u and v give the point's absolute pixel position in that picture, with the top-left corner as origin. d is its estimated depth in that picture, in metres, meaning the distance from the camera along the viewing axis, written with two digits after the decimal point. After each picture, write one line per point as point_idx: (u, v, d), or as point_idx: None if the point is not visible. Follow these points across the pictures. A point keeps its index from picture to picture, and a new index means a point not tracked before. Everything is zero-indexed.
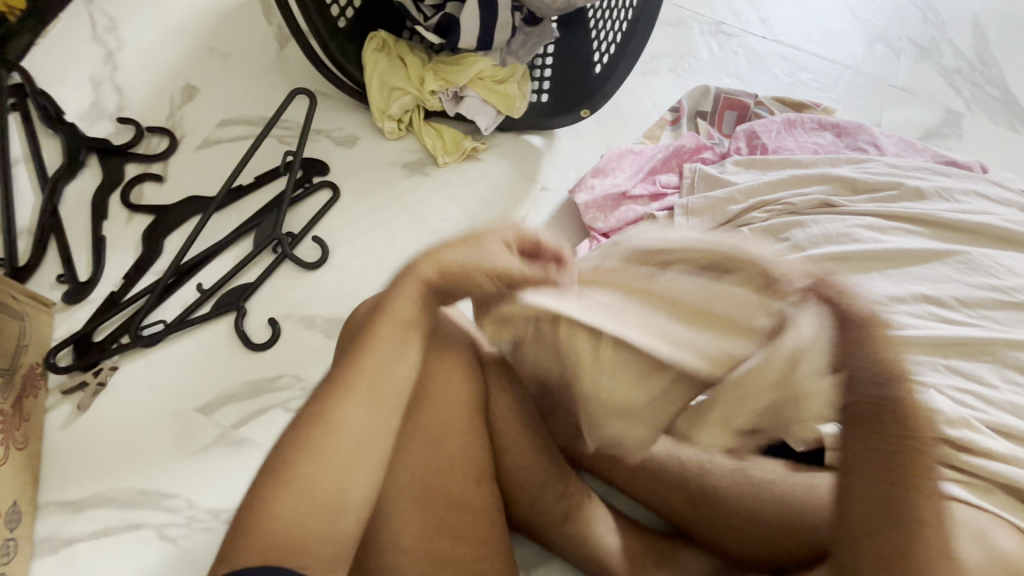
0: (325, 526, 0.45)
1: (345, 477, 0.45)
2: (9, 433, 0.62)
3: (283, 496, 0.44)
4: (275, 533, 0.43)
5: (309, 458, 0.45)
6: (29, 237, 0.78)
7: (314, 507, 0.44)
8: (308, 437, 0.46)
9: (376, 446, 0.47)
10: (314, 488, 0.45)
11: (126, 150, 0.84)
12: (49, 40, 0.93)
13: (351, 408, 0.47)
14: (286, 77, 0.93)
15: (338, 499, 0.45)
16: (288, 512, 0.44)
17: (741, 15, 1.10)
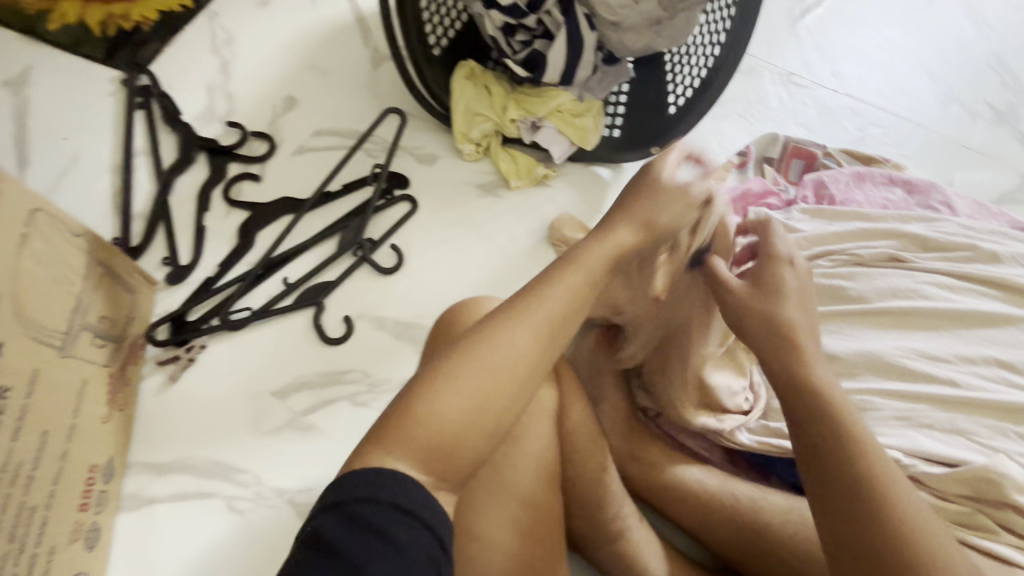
0: (468, 441, 0.47)
1: (502, 397, 0.48)
2: (114, 394, 0.67)
3: (445, 398, 0.46)
4: (429, 435, 0.45)
5: (473, 369, 0.47)
6: (142, 221, 0.86)
7: (470, 415, 0.47)
8: (467, 350, 0.48)
9: (528, 375, 0.49)
10: (472, 396, 0.47)
11: (231, 151, 0.92)
12: (174, 48, 1.04)
13: (516, 331, 0.50)
14: (377, 96, 1.01)
15: (489, 417, 0.47)
16: (451, 411, 0.46)
17: (812, 67, 1.12)
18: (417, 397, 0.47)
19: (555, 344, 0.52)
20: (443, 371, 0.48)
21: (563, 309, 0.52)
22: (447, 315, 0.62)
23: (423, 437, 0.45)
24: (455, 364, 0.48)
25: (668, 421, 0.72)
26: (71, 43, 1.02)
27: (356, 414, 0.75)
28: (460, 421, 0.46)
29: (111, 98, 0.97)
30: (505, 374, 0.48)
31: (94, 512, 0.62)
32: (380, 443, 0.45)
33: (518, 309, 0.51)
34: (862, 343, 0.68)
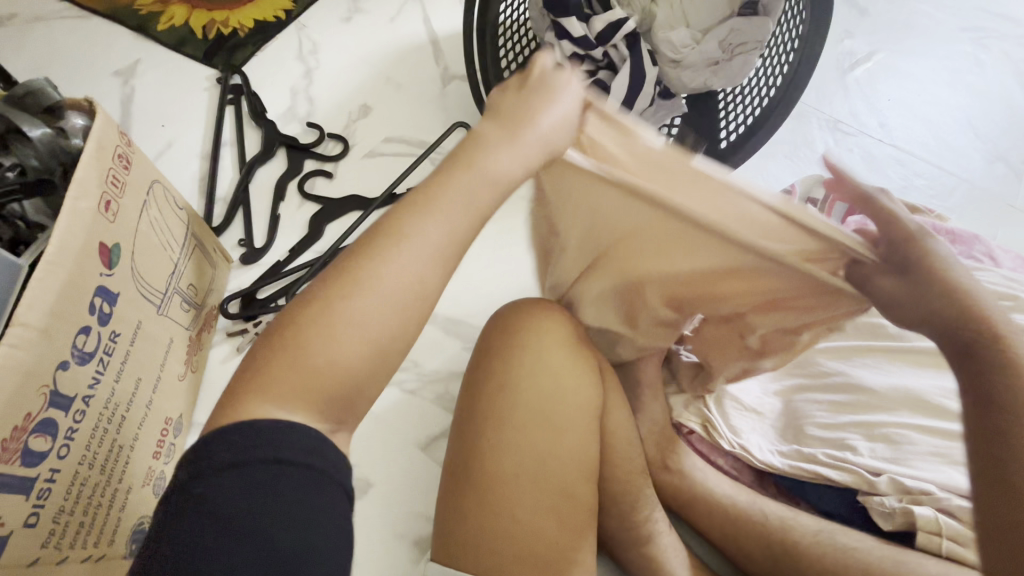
0: (360, 373, 0.41)
1: (402, 326, 0.42)
2: (190, 356, 0.73)
3: (333, 341, 0.41)
4: (305, 381, 0.40)
5: (365, 303, 0.41)
6: (223, 205, 0.94)
7: (367, 353, 0.42)
8: (351, 279, 0.42)
9: (411, 292, 0.42)
10: (352, 331, 0.41)
11: (309, 148, 1.00)
12: (265, 53, 1.14)
13: (409, 251, 0.43)
14: (444, 111, 1.09)
15: (391, 350, 0.42)
16: (340, 359, 0.41)
17: (859, 117, 1.16)
18: (279, 347, 0.41)
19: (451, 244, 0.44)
20: (323, 305, 0.41)
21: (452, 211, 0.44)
22: (506, 309, 0.65)
23: (312, 389, 0.40)
24: (325, 307, 0.41)
25: (701, 438, 0.77)
26: (176, 42, 1.13)
27: (402, 401, 0.79)
28: (342, 358, 0.41)
29: (205, 93, 1.07)
30: (402, 299, 0.42)
31: (163, 462, 0.67)
32: (254, 399, 0.40)
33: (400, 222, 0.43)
34: (899, 380, 0.68)
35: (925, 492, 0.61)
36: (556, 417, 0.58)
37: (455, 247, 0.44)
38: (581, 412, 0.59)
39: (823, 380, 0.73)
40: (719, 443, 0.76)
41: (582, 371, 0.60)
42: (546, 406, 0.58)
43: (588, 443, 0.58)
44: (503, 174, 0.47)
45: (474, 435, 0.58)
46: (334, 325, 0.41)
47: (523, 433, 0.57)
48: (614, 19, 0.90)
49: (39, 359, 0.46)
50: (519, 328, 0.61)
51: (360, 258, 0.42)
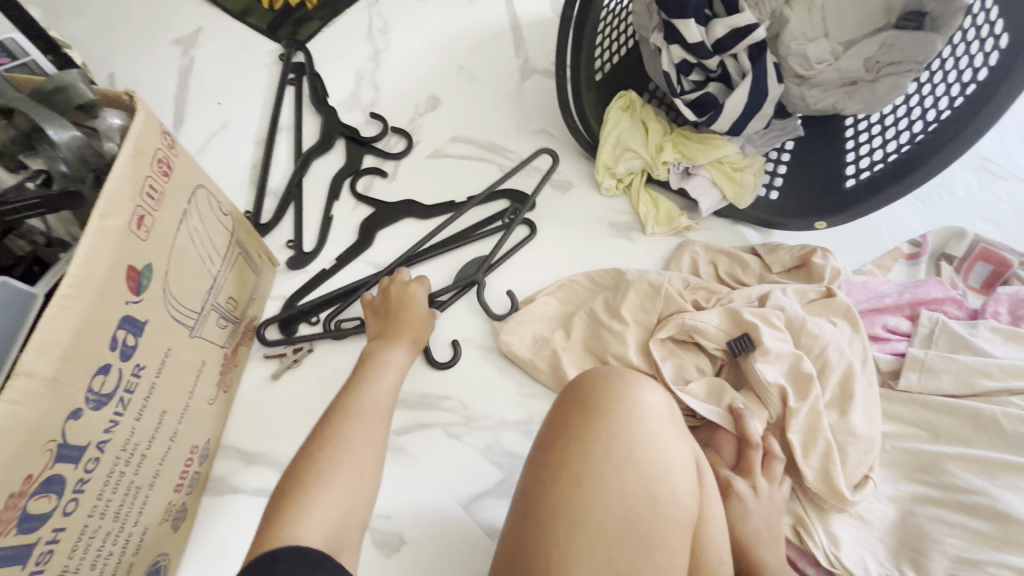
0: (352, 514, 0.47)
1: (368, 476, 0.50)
2: (224, 375, 0.67)
3: (318, 487, 0.47)
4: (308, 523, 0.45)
5: (341, 453, 0.50)
6: (274, 198, 0.87)
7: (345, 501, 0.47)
8: (325, 434, 0.51)
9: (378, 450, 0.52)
10: (342, 477, 0.48)
11: (370, 142, 0.91)
12: (333, 29, 1.04)
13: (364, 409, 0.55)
14: (520, 111, 0.97)
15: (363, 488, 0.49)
16: (328, 500, 0.47)
17: (1012, 156, 0.97)
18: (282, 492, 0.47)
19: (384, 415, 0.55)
20: (306, 457, 0.49)
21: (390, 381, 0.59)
22: (586, 380, 0.53)
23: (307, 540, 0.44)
24: (313, 450, 0.50)
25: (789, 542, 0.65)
26: (241, 12, 1.05)
27: (445, 446, 0.71)
28: (337, 503, 0.47)
29: (266, 70, 0.99)
30: (370, 445, 0.52)
31: (185, 494, 0.61)
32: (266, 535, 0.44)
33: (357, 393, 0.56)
34: None
35: None
36: (642, 528, 0.46)
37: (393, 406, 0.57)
38: (673, 525, 0.47)
39: (955, 496, 0.61)
40: (811, 550, 0.64)
41: (676, 472, 0.49)
42: (632, 515, 0.46)
43: (677, 564, 0.46)
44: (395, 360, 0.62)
45: (537, 536, 0.46)
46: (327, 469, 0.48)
47: (602, 545, 0.45)
48: (741, 24, 0.74)
49: (46, 414, 0.40)
50: (605, 406, 0.50)
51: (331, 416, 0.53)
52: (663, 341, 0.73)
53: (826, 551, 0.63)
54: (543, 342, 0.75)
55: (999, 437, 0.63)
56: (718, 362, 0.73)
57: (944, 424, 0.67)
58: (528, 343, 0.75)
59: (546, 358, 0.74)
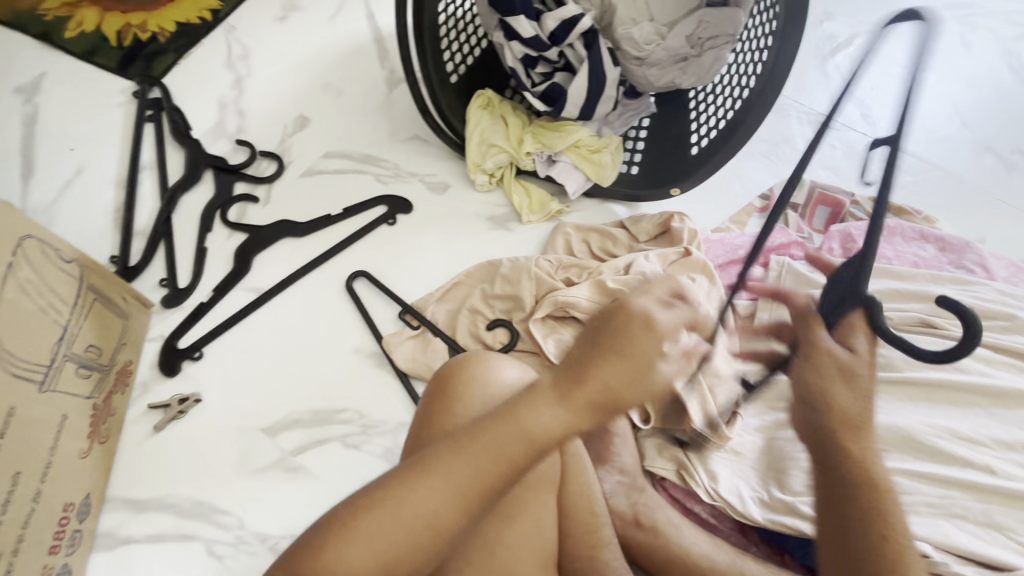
0: None
1: (410, 558, 0.46)
2: (97, 427, 0.64)
3: (358, 545, 0.45)
4: None
5: (390, 520, 0.45)
6: (142, 238, 0.84)
7: (376, 566, 0.45)
8: (387, 495, 0.46)
9: (440, 537, 0.46)
10: (386, 545, 0.45)
11: (238, 170, 0.90)
12: (190, 60, 1.02)
13: (434, 487, 0.46)
14: (391, 119, 0.98)
15: (402, 558, 0.45)
16: (363, 558, 0.44)
17: (841, 109, 1.09)
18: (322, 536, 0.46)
19: (468, 502, 0.47)
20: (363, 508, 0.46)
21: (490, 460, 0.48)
22: (447, 370, 0.56)
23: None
24: (358, 515, 0.46)
25: (675, 485, 0.70)
26: (86, 52, 1.01)
27: (345, 457, 0.71)
28: (366, 563, 0.45)
29: (120, 109, 0.95)
30: (419, 532, 0.46)
31: (65, 554, 0.59)
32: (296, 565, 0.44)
33: (450, 457, 0.48)
34: (890, 418, 0.63)
35: (925, 555, 0.54)
36: (503, 503, 0.51)
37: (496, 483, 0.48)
38: (531, 490, 0.51)
39: None
40: (696, 490, 0.68)
41: None
42: (491, 488, 0.50)
43: (539, 525, 0.52)
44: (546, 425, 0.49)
45: None
46: (371, 527, 0.45)
47: (468, 521, 0.50)
48: (568, 16, 0.79)
49: None
50: (460, 392, 0.54)
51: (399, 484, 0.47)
52: (543, 320, 0.77)
53: (709, 489, 0.67)
54: (432, 340, 0.77)
55: None
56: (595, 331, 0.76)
57: None
58: (417, 344, 0.77)
59: (435, 355, 0.76)
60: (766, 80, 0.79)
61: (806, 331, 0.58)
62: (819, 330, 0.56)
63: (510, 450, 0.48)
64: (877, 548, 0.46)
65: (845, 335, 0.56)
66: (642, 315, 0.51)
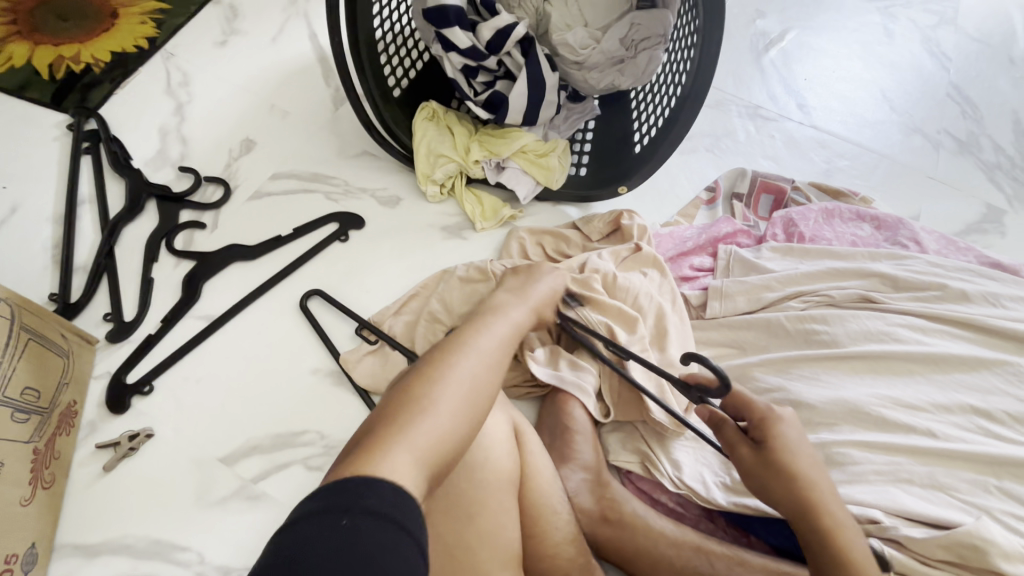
0: (458, 440, 0.44)
1: (482, 408, 0.46)
2: (39, 472, 0.62)
3: (430, 407, 0.43)
4: (421, 448, 0.41)
5: (456, 381, 0.46)
6: (84, 273, 0.82)
7: (459, 415, 0.44)
8: (419, 388, 0.45)
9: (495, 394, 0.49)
10: (459, 398, 0.45)
11: (182, 197, 0.88)
12: (127, 89, 1.00)
13: (480, 346, 0.50)
14: (339, 137, 0.98)
15: (475, 411, 0.46)
16: (443, 422, 0.43)
17: (778, 101, 1.14)
18: (381, 419, 0.43)
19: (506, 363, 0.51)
20: (402, 408, 0.44)
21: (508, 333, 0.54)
22: None
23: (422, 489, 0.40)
24: (415, 388, 0.45)
25: (642, 477, 0.70)
26: (17, 87, 0.98)
27: (309, 480, 0.70)
28: (445, 421, 0.43)
29: (56, 143, 0.93)
30: (480, 383, 0.47)
31: None
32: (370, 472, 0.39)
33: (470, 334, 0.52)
34: (838, 392, 0.65)
35: (874, 520, 0.56)
36: (466, 502, 0.49)
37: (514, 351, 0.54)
38: (492, 490, 0.50)
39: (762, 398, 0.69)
40: (661, 480, 0.69)
41: (489, 440, 0.52)
42: (453, 489, 0.49)
43: (503, 524, 0.50)
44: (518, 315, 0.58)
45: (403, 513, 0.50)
46: (436, 388, 0.45)
47: (429, 524, 0.49)
48: (501, 25, 0.81)
49: None
50: None
51: (421, 380, 0.46)
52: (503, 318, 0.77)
53: (674, 479, 0.67)
54: (391, 354, 0.77)
55: (788, 338, 0.73)
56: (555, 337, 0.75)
57: (747, 338, 0.75)
58: (376, 360, 0.76)
59: (395, 368, 0.76)
60: (694, 79, 0.82)
61: (751, 417, 0.57)
62: (768, 425, 0.55)
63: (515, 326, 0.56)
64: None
65: (767, 432, 0.55)
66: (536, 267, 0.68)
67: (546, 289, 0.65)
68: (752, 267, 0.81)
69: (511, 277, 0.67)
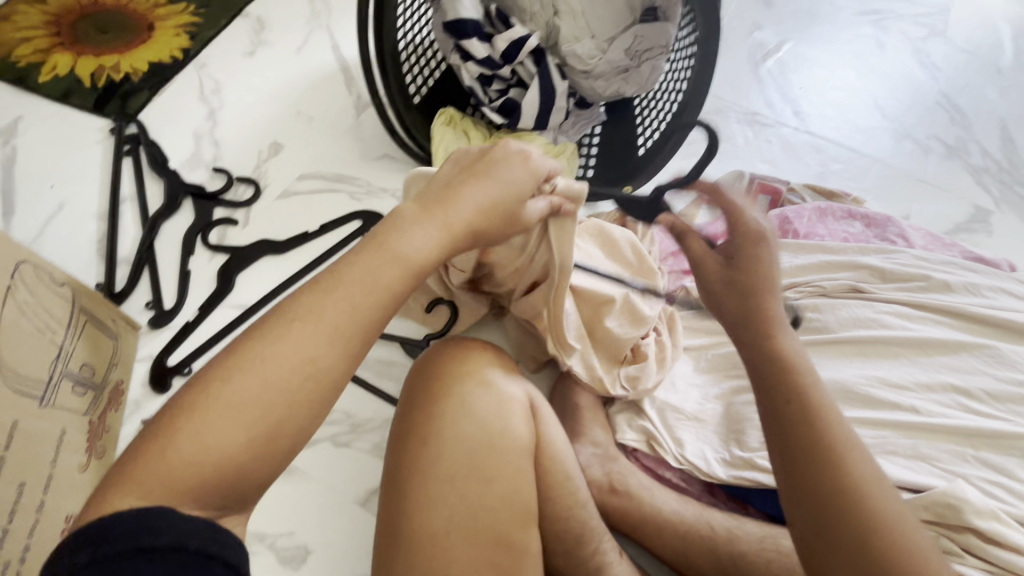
0: (251, 451, 0.41)
1: (284, 412, 0.41)
2: (94, 442, 0.68)
3: (208, 420, 0.40)
4: (185, 469, 0.39)
5: (250, 386, 0.41)
6: (127, 265, 0.88)
7: (249, 426, 0.40)
8: (206, 393, 0.40)
9: (311, 389, 0.42)
10: (252, 408, 0.40)
11: (216, 196, 0.94)
12: (164, 96, 1.07)
13: (299, 330, 0.42)
14: (361, 141, 1.05)
15: (273, 419, 0.41)
16: (221, 437, 0.40)
17: (775, 107, 1.20)
18: (160, 425, 0.40)
19: (340, 345, 0.43)
20: (186, 406, 0.40)
21: (360, 300, 0.44)
22: (430, 356, 0.61)
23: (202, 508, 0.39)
24: (208, 392, 0.40)
25: (646, 455, 0.74)
26: (62, 95, 1.05)
27: (336, 455, 0.76)
28: (231, 435, 0.40)
29: (99, 146, 1.00)
30: (285, 384, 0.41)
31: None
32: (127, 490, 0.38)
33: (300, 307, 0.43)
34: (829, 373, 0.70)
35: None
36: (486, 465, 0.54)
37: (362, 324, 0.44)
38: (509, 455, 0.55)
39: None
40: (665, 457, 0.73)
41: (505, 410, 0.57)
42: (472, 454, 0.54)
43: (520, 484, 0.55)
44: (413, 252, 0.47)
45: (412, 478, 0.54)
46: (227, 396, 0.40)
47: (451, 487, 0.53)
48: (517, 36, 0.88)
49: None
50: (446, 371, 0.58)
51: (220, 367, 0.41)
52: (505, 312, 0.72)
53: (677, 456, 0.72)
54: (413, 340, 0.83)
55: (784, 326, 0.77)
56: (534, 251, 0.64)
57: None
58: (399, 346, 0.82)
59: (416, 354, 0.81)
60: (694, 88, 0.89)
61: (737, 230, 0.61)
62: (761, 294, 0.57)
63: (391, 277, 0.46)
64: (840, 508, 0.47)
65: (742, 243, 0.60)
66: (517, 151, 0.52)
67: (487, 196, 0.50)
68: None
69: (447, 176, 0.51)
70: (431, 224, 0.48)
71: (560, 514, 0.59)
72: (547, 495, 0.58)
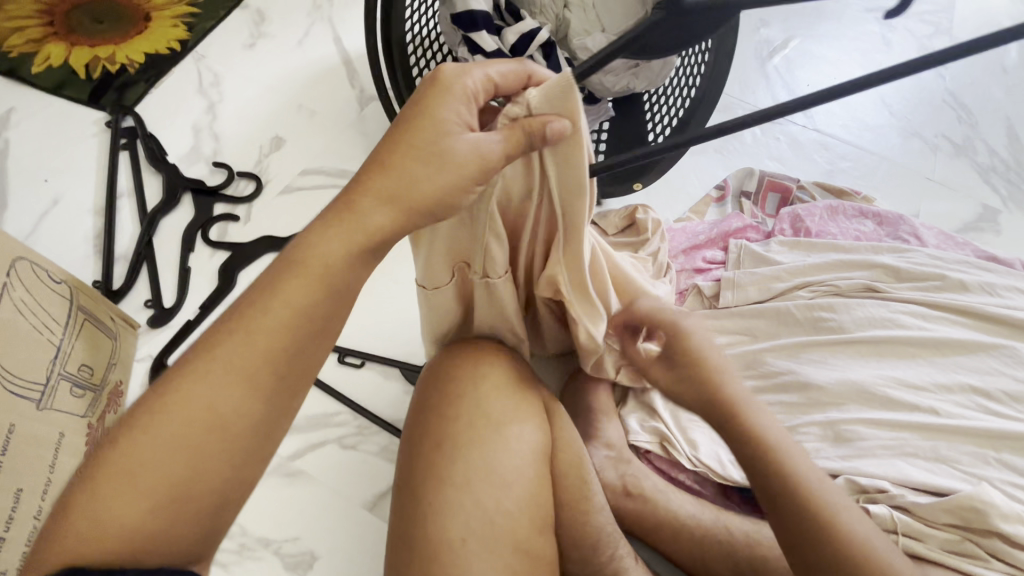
0: (161, 510, 0.40)
1: (187, 464, 0.41)
2: (92, 445, 0.65)
3: (108, 486, 0.39)
4: (95, 538, 0.39)
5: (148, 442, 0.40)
6: (124, 262, 0.86)
7: (157, 484, 0.40)
8: (107, 458, 0.40)
9: (219, 435, 0.41)
10: (153, 467, 0.40)
11: (216, 191, 0.92)
12: (161, 88, 1.04)
13: (201, 379, 0.42)
14: (364, 135, 1.02)
15: (182, 473, 0.41)
16: (125, 502, 0.39)
17: (782, 105, 1.19)
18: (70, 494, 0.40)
19: (246, 386, 0.42)
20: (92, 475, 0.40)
21: (263, 335, 0.43)
22: (442, 357, 0.60)
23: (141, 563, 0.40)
24: (112, 454, 0.40)
25: (660, 457, 0.73)
26: (56, 86, 1.02)
27: (343, 457, 0.74)
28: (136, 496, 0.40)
29: (94, 139, 0.97)
30: (189, 436, 0.41)
31: None
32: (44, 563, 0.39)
33: (205, 353, 0.42)
34: (845, 373, 0.69)
35: (881, 489, 0.61)
36: (502, 468, 0.52)
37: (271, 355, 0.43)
38: (527, 458, 0.54)
39: (773, 380, 0.73)
40: (679, 459, 0.72)
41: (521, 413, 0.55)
42: (489, 457, 0.53)
43: (538, 489, 0.53)
44: (329, 261, 0.44)
45: (424, 484, 0.53)
46: (128, 458, 0.40)
47: (467, 492, 0.51)
48: (527, 30, 0.86)
49: None
50: (459, 371, 0.57)
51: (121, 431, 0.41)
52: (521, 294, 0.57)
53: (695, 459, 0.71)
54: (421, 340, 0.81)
55: (800, 325, 0.76)
56: (534, 190, 0.50)
57: (758, 325, 0.78)
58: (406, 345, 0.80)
59: None
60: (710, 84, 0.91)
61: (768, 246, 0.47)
62: None
63: (298, 302, 0.43)
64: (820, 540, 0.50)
65: None
66: (437, 85, 0.44)
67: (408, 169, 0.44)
68: (763, 259, 0.85)
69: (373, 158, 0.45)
70: (359, 218, 0.44)
71: (578, 519, 0.57)
72: (565, 500, 0.57)
